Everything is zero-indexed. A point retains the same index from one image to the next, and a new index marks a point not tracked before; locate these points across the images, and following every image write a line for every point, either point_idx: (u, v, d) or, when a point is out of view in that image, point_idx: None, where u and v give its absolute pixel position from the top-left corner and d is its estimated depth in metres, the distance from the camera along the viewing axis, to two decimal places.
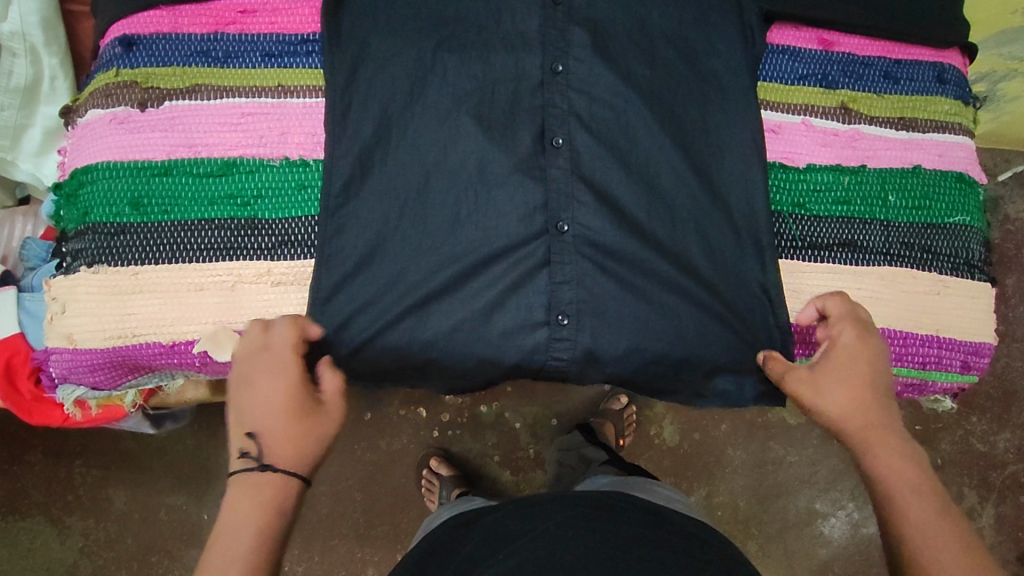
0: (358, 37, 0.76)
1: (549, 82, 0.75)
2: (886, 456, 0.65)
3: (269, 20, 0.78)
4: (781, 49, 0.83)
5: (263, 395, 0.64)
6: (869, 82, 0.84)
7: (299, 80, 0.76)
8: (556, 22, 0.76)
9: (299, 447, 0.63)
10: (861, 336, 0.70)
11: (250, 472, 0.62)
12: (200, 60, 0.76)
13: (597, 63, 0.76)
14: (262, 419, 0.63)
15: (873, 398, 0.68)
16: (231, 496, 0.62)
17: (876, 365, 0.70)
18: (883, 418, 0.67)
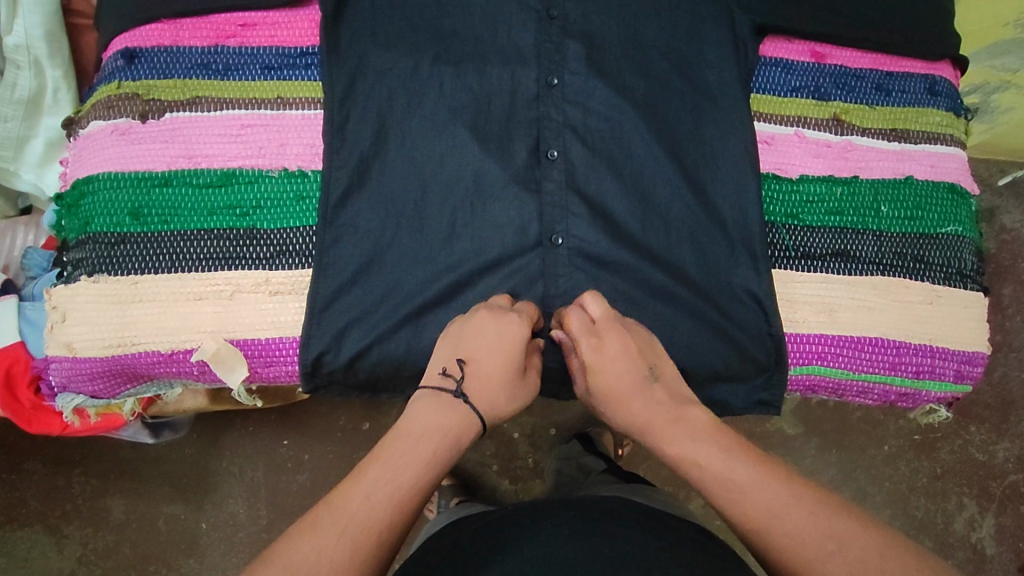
0: (357, 50, 0.77)
1: (545, 96, 0.77)
2: (671, 446, 0.64)
3: (269, 33, 0.80)
4: (774, 62, 0.85)
5: (490, 338, 0.67)
6: (861, 94, 0.85)
7: (298, 92, 0.78)
8: (551, 35, 0.77)
9: (496, 392, 0.66)
10: (600, 341, 0.68)
11: (445, 393, 0.65)
12: (201, 72, 0.78)
13: (591, 75, 0.77)
14: (483, 354, 0.66)
15: (633, 393, 0.67)
16: (416, 408, 0.64)
17: (603, 378, 0.68)
18: (659, 409, 0.67)
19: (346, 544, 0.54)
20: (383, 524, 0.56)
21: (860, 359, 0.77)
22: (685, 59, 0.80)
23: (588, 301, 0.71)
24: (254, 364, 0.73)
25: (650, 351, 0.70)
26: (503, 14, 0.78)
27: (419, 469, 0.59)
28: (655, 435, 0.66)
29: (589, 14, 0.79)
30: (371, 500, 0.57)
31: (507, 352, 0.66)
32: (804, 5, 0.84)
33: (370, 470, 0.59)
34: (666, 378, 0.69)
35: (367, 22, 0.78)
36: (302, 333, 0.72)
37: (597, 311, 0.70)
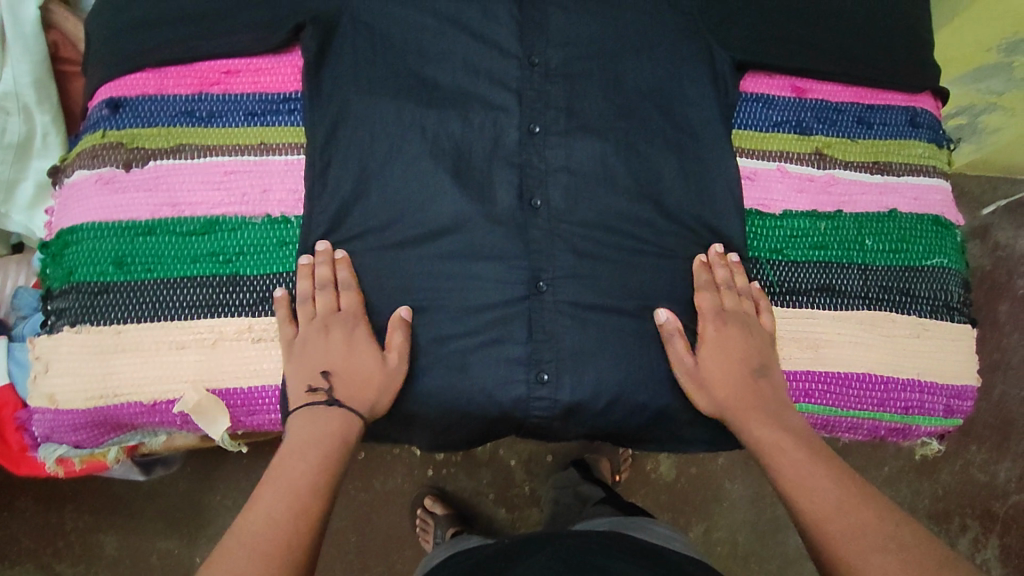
0: (340, 98, 0.80)
1: (527, 142, 0.80)
2: (758, 432, 0.72)
3: (252, 79, 0.81)
4: (754, 98, 0.86)
5: (331, 339, 0.71)
6: (843, 127, 0.85)
7: (281, 138, 0.79)
8: (533, 81, 0.82)
9: (370, 395, 0.70)
10: (725, 327, 0.75)
11: (316, 407, 0.69)
12: (185, 119, 0.79)
13: (571, 120, 0.81)
14: (337, 359, 0.71)
15: (739, 378, 0.74)
16: (296, 428, 0.68)
17: (739, 352, 0.75)
18: (760, 400, 0.74)
19: (256, 559, 0.58)
20: (291, 533, 0.60)
21: (848, 396, 0.77)
22: (664, 98, 0.83)
23: (727, 288, 0.76)
24: (236, 413, 0.73)
25: (769, 352, 0.76)
26: (484, 64, 0.83)
27: (311, 472, 0.65)
28: (745, 419, 0.73)
29: (569, 61, 0.83)
30: (274, 516, 0.61)
31: (366, 355, 0.71)
32: (781, 41, 0.85)
33: (268, 488, 0.63)
34: (773, 377, 0.75)
35: (357, 68, 0.81)
36: (284, 382, 0.71)
37: (732, 300, 0.76)
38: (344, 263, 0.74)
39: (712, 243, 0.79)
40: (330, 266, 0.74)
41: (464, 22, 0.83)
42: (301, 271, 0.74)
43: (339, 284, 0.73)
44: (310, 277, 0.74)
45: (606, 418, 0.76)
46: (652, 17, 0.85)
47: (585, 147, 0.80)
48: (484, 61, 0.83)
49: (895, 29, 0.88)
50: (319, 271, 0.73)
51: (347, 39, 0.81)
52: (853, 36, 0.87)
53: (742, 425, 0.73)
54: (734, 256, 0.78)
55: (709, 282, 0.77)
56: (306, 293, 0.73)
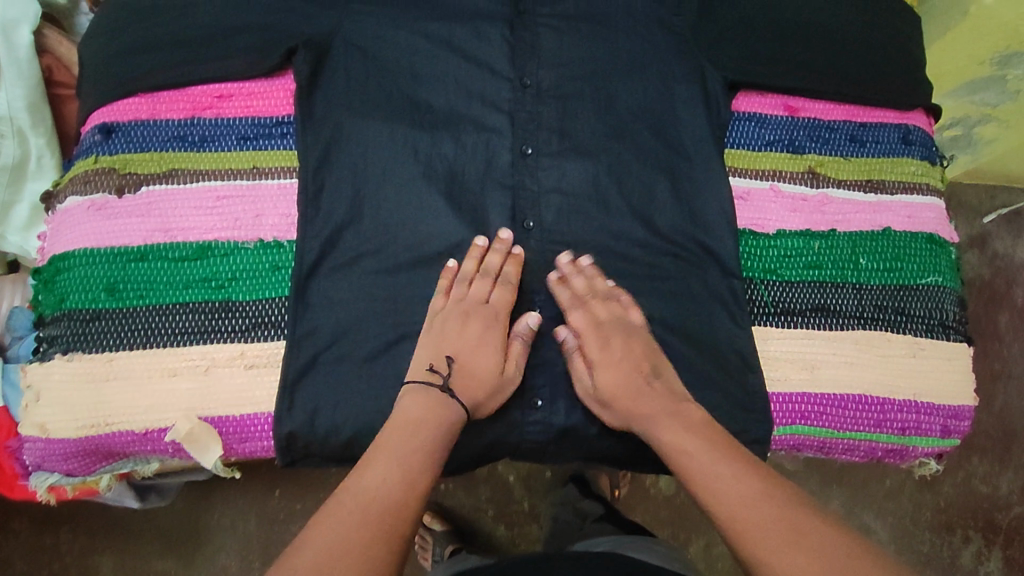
0: (333, 121, 0.80)
1: (519, 163, 0.81)
2: (666, 439, 0.69)
3: (245, 103, 0.81)
4: (747, 117, 0.86)
5: (470, 335, 0.73)
6: (836, 145, 0.85)
7: (273, 162, 0.79)
8: (525, 103, 0.83)
9: (478, 390, 0.71)
10: (607, 342, 0.73)
11: (434, 389, 0.70)
12: (177, 144, 0.79)
13: (563, 142, 0.82)
14: (465, 350, 0.72)
15: (634, 388, 0.71)
16: (407, 401, 0.69)
17: (624, 365, 0.72)
18: (660, 402, 0.70)
19: (361, 518, 0.61)
20: (398, 511, 0.62)
21: (844, 417, 0.76)
22: (656, 117, 0.83)
23: (593, 297, 0.74)
24: (228, 441, 0.72)
25: (653, 350, 0.74)
26: (476, 86, 0.83)
27: (427, 451, 0.66)
28: (651, 426, 0.70)
29: (561, 83, 0.84)
30: (387, 482, 0.63)
31: (490, 350, 0.73)
32: (772, 62, 0.86)
33: (383, 460, 0.64)
34: (666, 374, 0.73)
35: (350, 90, 0.81)
36: (276, 409, 0.71)
37: (602, 311, 0.74)
38: (516, 260, 0.76)
39: (563, 252, 0.77)
40: (501, 257, 0.76)
41: (457, 45, 0.84)
42: (473, 252, 0.76)
43: (470, 277, 0.75)
44: (479, 258, 0.76)
45: (600, 442, 0.76)
46: (642, 38, 0.86)
47: (577, 166, 0.81)
48: (476, 82, 0.84)
49: (884, 49, 0.89)
50: (489, 259, 0.76)
51: (341, 63, 0.82)
52: (844, 56, 0.87)
53: (649, 432, 0.70)
54: (587, 260, 0.76)
55: (573, 297, 0.75)
56: (468, 272, 0.75)
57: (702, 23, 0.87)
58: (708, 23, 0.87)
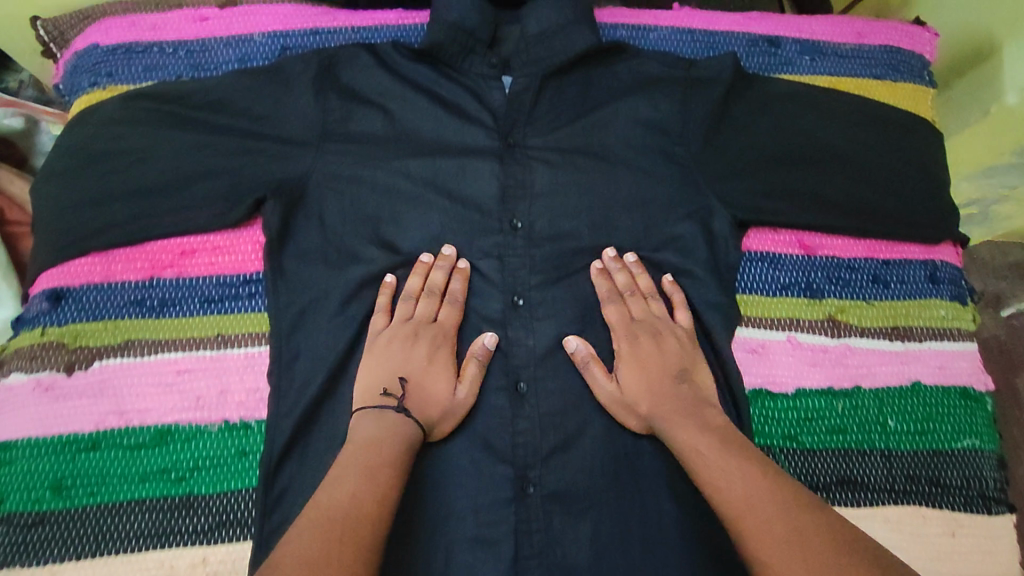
0: (306, 277, 0.74)
1: (511, 317, 0.75)
2: (682, 436, 0.64)
3: (210, 260, 0.74)
4: (759, 257, 0.79)
5: (417, 353, 0.71)
6: (857, 287, 0.78)
7: (241, 328, 0.72)
8: (516, 247, 0.76)
9: (431, 412, 0.68)
10: (635, 338, 0.73)
11: (387, 410, 0.66)
12: (135, 309, 0.72)
13: (559, 290, 0.76)
14: (416, 372, 0.69)
15: (659, 386, 0.70)
16: (364, 422, 0.65)
17: (654, 360, 0.72)
18: (678, 403, 0.68)
19: (328, 527, 0.53)
20: (361, 516, 0.55)
21: None
22: (657, 260, 0.78)
23: (633, 295, 0.75)
24: None
25: (685, 357, 0.72)
26: (462, 230, 0.77)
27: (391, 464, 0.60)
28: (668, 421, 0.67)
29: (555, 222, 0.77)
30: (359, 498, 0.56)
31: (442, 372, 0.71)
32: (785, 195, 0.79)
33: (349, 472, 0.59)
34: (694, 378, 0.71)
35: (326, 242, 0.75)
36: None
37: (639, 309, 0.75)
38: (462, 274, 0.75)
39: (606, 246, 0.77)
40: (446, 273, 0.75)
41: (441, 184, 0.78)
42: (417, 268, 0.75)
43: (424, 295, 0.74)
44: (423, 275, 0.74)
45: None
46: (643, 170, 0.79)
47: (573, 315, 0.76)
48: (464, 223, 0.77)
49: (906, 176, 0.82)
50: (433, 275, 0.74)
51: (318, 209, 0.76)
52: (863, 185, 0.80)
53: (666, 428, 0.66)
54: (633, 256, 0.77)
55: (608, 292, 0.76)
56: (413, 291, 0.74)
57: (710, 151, 0.79)
58: (714, 151, 0.80)
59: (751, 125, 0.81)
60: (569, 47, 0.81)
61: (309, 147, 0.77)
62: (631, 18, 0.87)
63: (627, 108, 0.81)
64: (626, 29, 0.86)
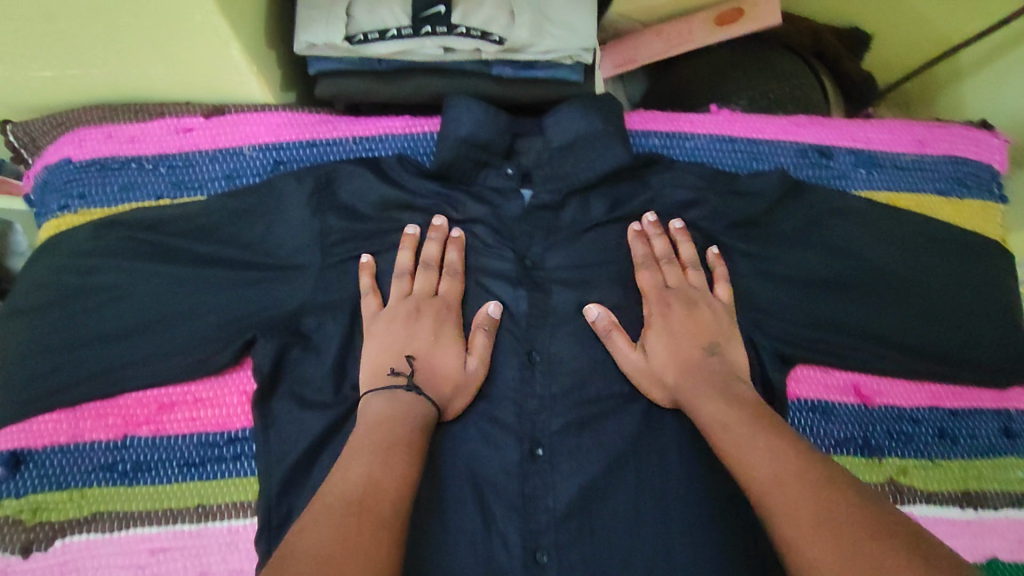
0: (296, 427, 0.64)
1: (530, 470, 0.66)
2: (706, 410, 0.60)
3: (191, 414, 0.66)
4: (811, 406, 0.70)
5: (426, 327, 0.66)
6: (920, 443, 0.71)
7: (224, 495, 0.64)
8: (534, 384, 0.68)
9: (440, 389, 0.64)
10: (667, 306, 0.68)
11: (397, 389, 0.62)
12: (104, 475, 0.64)
13: (581, 434, 0.67)
14: (423, 348, 0.65)
15: (688, 359, 0.65)
16: (374, 407, 0.61)
17: (686, 329, 0.67)
18: (706, 377, 0.63)
19: (345, 510, 0.51)
20: (378, 500, 0.52)
21: None
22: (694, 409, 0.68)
23: (670, 263, 0.70)
24: None
25: (720, 328, 0.67)
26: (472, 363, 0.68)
27: (405, 443, 0.57)
28: (694, 395, 0.62)
29: (575, 358, 0.69)
30: (373, 478, 0.54)
31: (449, 346, 0.66)
32: (837, 329, 0.70)
33: (359, 454, 0.56)
34: (726, 353, 0.66)
35: (322, 388, 0.66)
36: None
37: (675, 276, 0.70)
38: (457, 243, 0.70)
39: (647, 211, 0.72)
40: (440, 245, 0.70)
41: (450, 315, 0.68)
42: (404, 242, 0.69)
43: (426, 266, 0.69)
44: (413, 249, 0.69)
45: None
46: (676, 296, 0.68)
47: (599, 471, 0.65)
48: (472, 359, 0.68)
49: (977, 312, 0.72)
50: (425, 248, 0.69)
51: (313, 351, 0.67)
52: (932, 320, 0.71)
53: (690, 403, 0.62)
54: (678, 222, 0.71)
55: (647, 258, 0.71)
56: (404, 266, 0.69)
57: (754, 280, 0.70)
58: (761, 284, 0.70)
59: (803, 245, 0.71)
60: (597, 161, 0.71)
61: (305, 279, 0.68)
62: (665, 124, 0.78)
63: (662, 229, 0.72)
64: (660, 137, 0.78)
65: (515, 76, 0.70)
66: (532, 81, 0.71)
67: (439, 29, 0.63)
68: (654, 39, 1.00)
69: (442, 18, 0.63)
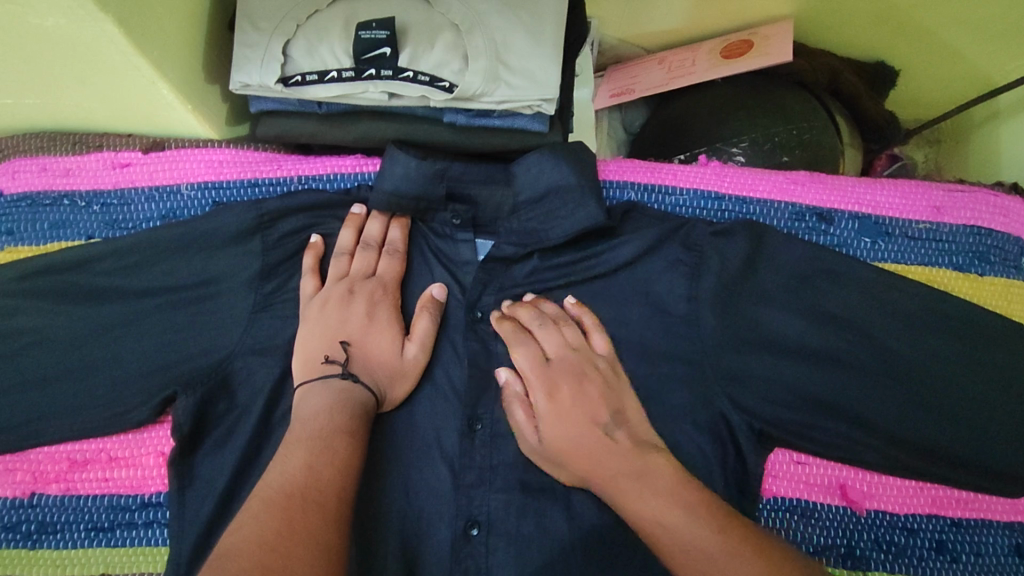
0: (207, 488, 0.58)
1: (461, 552, 0.57)
2: (632, 505, 0.51)
3: (103, 474, 0.61)
4: (788, 505, 0.62)
5: (359, 310, 0.60)
6: (914, 558, 0.62)
7: (131, 564, 0.59)
8: (475, 455, 0.59)
9: (377, 374, 0.58)
10: (555, 386, 0.58)
11: (331, 378, 0.56)
12: (7, 535, 0.61)
13: (524, 515, 0.58)
14: (358, 333, 0.59)
15: (596, 446, 0.54)
16: (307, 398, 0.55)
17: (586, 399, 0.57)
18: (615, 461, 0.53)
19: (286, 504, 0.46)
20: (325, 493, 0.47)
21: None
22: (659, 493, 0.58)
23: (568, 328, 0.61)
24: None
25: (612, 391, 0.58)
26: (406, 428, 0.60)
27: (349, 432, 0.52)
28: (620, 491, 0.52)
29: None
30: (316, 469, 0.49)
31: (387, 331, 0.60)
32: (827, 411, 0.61)
33: (301, 445, 0.50)
34: (628, 423, 0.57)
35: (239, 451, 0.58)
36: None
37: (575, 336, 0.61)
38: (401, 223, 0.65)
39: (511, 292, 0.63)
40: (382, 224, 0.64)
41: (378, 364, 0.59)
42: (348, 221, 0.64)
43: (365, 245, 0.63)
44: (356, 229, 0.64)
45: None
46: None
47: (544, 559, 0.56)
48: (408, 421, 0.60)
49: (1007, 405, 0.61)
50: (367, 227, 0.64)
51: (235, 406, 0.60)
52: (944, 412, 0.61)
53: (611, 495, 0.52)
54: (571, 299, 0.63)
55: (514, 332, 0.61)
56: (345, 246, 0.63)
57: (738, 352, 0.61)
58: (745, 356, 0.61)
59: (790, 308, 0.63)
60: (559, 211, 0.63)
61: (230, 327, 0.61)
62: (644, 176, 0.70)
63: (628, 285, 0.65)
64: (638, 190, 0.70)
65: (470, 125, 0.63)
66: (493, 130, 0.65)
67: (383, 72, 0.58)
68: (652, 69, 0.92)
69: (386, 60, 0.58)
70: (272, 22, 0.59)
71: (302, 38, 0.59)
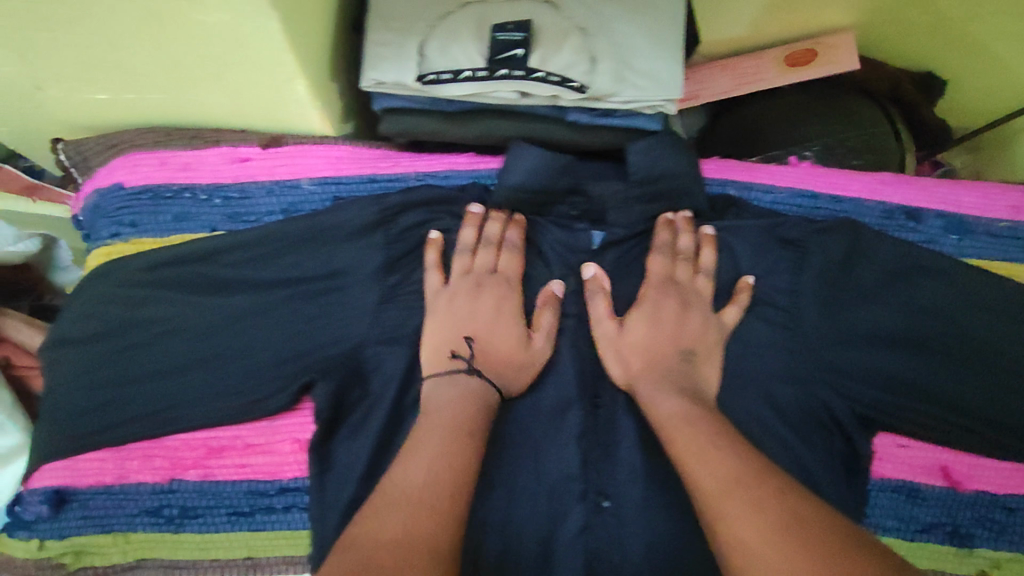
0: (346, 467, 0.60)
1: (592, 524, 0.59)
2: (667, 402, 0.57)
3: (240, 461, 0.62)
4: (896, 486, 0.65)
5: (484, 304, 0.63)
6: (1016, 535, 0.66)
7: (273, 548, 0.61)
8: (598, 432, 0.62)
9: (507, 363, 0.61)
10: (662, 297, 0.64)
11: (456, 373, 0.59)
12: (149, 519, 0.62)
13: (652, 490, 0.60)
14: (485, 327, 0.62)
15: (662, 349, 0.61)
16: (444, 385, 0.58)
17: (681, 325, 0.62)
18: (675, 375, 0.60)
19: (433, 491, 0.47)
20: (454, 484, 0.49)
21: None
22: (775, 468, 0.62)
23: (686, 261, 0.65)
24: None
25: (713, 343, 0.62)
26: (536, 412, 0.63)
27: (469, 423, 0.54)
28: (652, 391, 0.58)
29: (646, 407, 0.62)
30: (445, 460, 0.50)
31: (513, 324, 0.62)
32: (923, 395, 0.64)
33: (429, 433, 0.52)
34: (706, 365, 0.61)
35: (377, 432, 0.60)
36: None
37: (705, 283, 0.65)
38: (519, 224, 0.66)
39: (684, 208, 0.67)
40: (501, 224, 0.66)
41: (508, 350, 0.61)
42: (468, 220, 0.66)
43: (487, 242, 0.65)
44: (477, 228, 0.66)
45: None
46: None
47: (672, 530, 0.59)
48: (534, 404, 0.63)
49: None
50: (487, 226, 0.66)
51: (369, 389, 0.62)
52: None
53: (648, 394, 0.58)
54: (710, 228, 0.66)
55: (667, 245, 0.66)
56: (467, 242, 0.65)
57: (841, 337, 0.65)
58: (848, 342, 0.65)
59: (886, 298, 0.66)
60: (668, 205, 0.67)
61: (359, 315, 0.63)
62: (742, 174, 0.74)
63: (731, 275, 0.69)
64: (736, 187, 0.74)
65: (592, 124, 0.67)
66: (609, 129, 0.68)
67: (514, 73, 0.61)
68: (721, 74, 0.96)
69: (518, 61, 0.60)
70: (405, 23, 0.62)
71: (435, 39, 0.62)
